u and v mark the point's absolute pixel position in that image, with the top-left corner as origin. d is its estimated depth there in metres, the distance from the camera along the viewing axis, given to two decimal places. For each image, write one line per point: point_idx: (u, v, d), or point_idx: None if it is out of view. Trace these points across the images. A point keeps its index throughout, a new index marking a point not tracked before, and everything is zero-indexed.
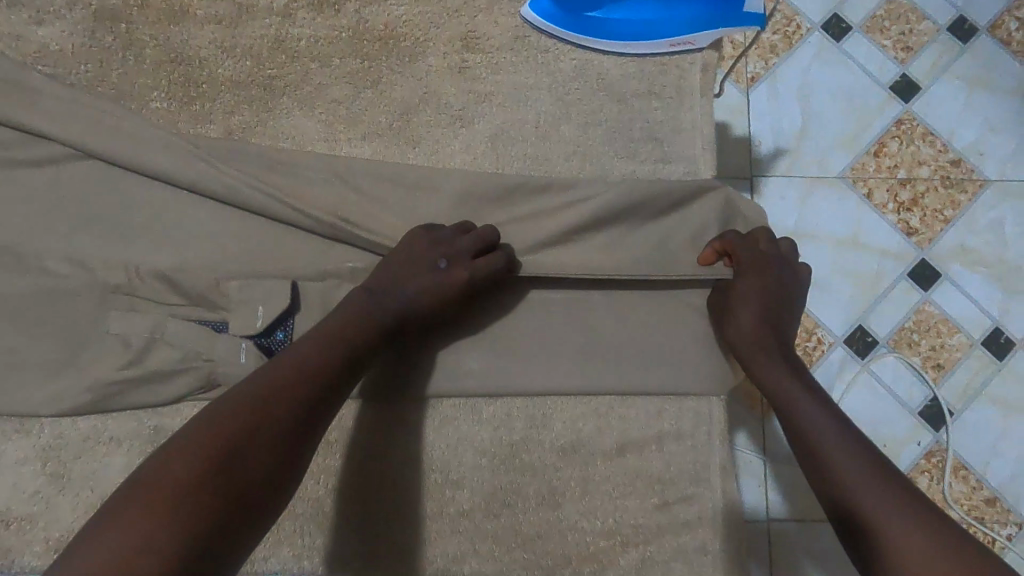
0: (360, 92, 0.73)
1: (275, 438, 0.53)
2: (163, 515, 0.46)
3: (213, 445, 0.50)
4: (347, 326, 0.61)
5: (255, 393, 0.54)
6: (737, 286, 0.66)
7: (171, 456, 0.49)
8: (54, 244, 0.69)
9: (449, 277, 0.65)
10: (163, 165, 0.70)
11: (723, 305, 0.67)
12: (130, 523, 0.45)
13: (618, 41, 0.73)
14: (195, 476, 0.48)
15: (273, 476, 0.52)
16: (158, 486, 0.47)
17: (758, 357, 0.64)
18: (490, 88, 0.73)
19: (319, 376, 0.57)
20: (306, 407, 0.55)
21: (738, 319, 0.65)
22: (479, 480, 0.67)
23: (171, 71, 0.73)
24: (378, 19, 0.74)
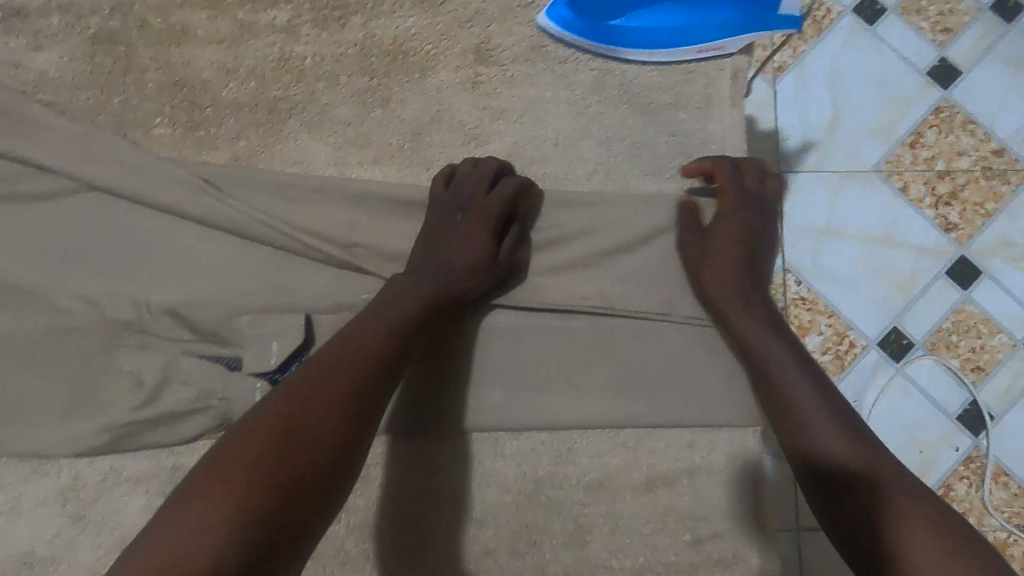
0: (369, 111, 0.70)
1: (325, 442, 0.51)
2: (227, 518, 0.46)
3: (267, 450, 0.49)
4: (369, 332, 0.58)
5: (303, 395, 0.53)
6: (720, 223, 0.66)
7: (229, 459, 0.49)
8: (60, 281, 0.68)
9: (478, 215, 0.65)
10: (169, 196, 0.67)
11: (695, 261, 0.65)
12: (193, 527, 0.45)
13: (643, 49, 0.68)
14: (253, 481, 0.48)
15: (328, 478, 0.51)
16: (222, 485, 0.48)
17: (738, 319, 0.62)
18: (506, 103, 0.69)
19: (362, 378, 0.55)
20: (355, 409, 0.54)
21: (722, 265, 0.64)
22: (504, 517, 0.65)
23: (174, 95, 0.70)
24: (386, 33, 0.70)
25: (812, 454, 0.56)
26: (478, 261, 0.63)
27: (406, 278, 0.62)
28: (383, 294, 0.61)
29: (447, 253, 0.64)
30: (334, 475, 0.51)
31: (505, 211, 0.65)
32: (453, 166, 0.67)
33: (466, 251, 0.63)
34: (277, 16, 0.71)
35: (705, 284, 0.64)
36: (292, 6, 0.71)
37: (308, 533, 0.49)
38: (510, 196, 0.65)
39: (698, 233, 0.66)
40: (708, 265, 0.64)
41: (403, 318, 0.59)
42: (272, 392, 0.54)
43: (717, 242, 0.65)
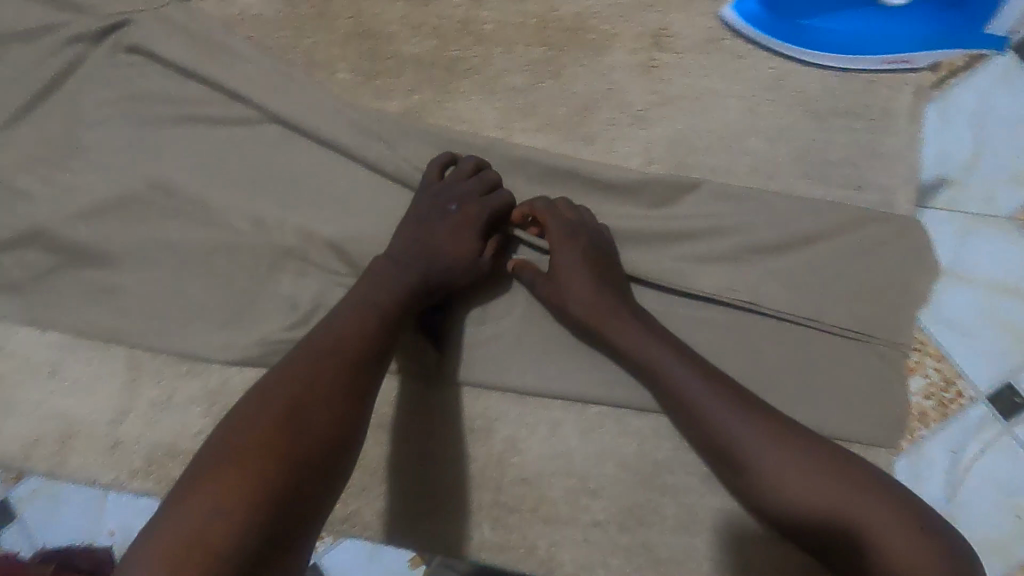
0: (540, 81, 0.72)
1: (320, 423, 0.51)
2: (234, 504, 0.45)
3: (263, 438, 0.49)
4: (357, 323, 0.57)
5: (291, 381, 0.53)
6: (558, 263, 0.64)
7: (223, 449, 0.48)
8: (237, 201, 0.73)
9: (465, 217, 0.65)
10: (345, 137, 0.72)
11: (614, 293, 0.63)
12: (198, 516, 0.45)
13: (828, 54, 0.68)
14: (253, 468, 0.47)
15: (327, 459, 0.50)
16: (214, 477, 0.47)
17: (619, 341, 0.62)
18: (677, 91, 0.70)
19: (352, 360, 0.55)
20: (346, 388, 0.53)
21: (571, 291, 0.63)
22: (617, 493, 0.66)
23: (359, 44, 0.75)
24: (568, 9, 0.72)
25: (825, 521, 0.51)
26: (453, 253, 0.64)
27: (379, 272, 0.62)
28: (352, 294, 0.61)
29: (437, 247, 0.64)
30: (335, 455, 0.50)
31: (496, 215, 0.66)
32: (445, 158, 0.68)
33: (457, 248, 0.65)
34: None
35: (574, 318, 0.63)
36: None
37: (310, 511, 0.48)
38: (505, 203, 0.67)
39: (610, 263, 0.64)
40: (561, 291, 0.64)
41: (383, 300, 0.60)
42: (258, 385, 0.53)
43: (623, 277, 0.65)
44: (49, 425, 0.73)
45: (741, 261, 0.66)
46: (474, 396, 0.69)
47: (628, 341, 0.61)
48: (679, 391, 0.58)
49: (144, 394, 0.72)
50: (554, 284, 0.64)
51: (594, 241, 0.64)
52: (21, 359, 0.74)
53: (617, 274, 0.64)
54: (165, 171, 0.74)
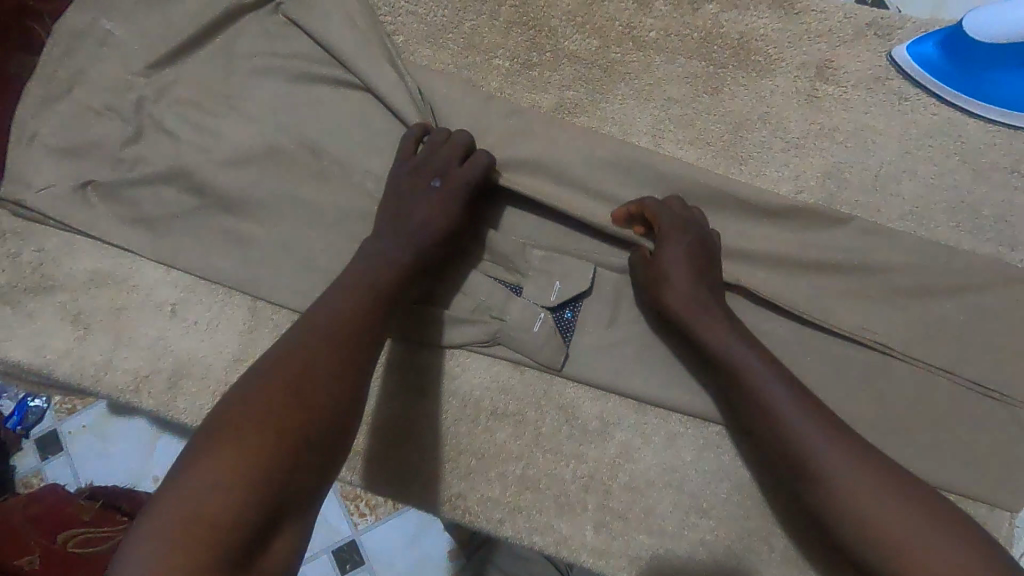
0: (697, 95, 0.72)
1: (320, 387, 0.49)
2: (234, 475, 0.43)
3: (262, 410, 0.47)
4: (356, 300, 0.57)
5: (289, 352, 0.51)
6: (662, 251, 0.62)
7: (226, 420, 0.46)
8: (380, 170, 0.74)
9: (449, 187, 0.65)
10: (497, 122, 0.72)
11: (710, 291, 0.61)
12: (195, 488, 0.43)
13: (997, 108, 0.67)
14: (254, 439, 0.45)
15: (325, 427, 0.48)
16: (218, 449, 0.44)
17: (707, 338, 0.59)
18: (835, 123, 0.70)
19: (351, 327, 0.54)
20: (343, 355, 0.52)
21: (674, 283, 0.60)
22: (727, 515, 0.65)
23: (520, 34, 0.75)
24: (734, 28, 0.73)
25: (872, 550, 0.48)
26: (443, 223, 0.64)
27: (376, 244, 0.62)
28: (350, 269, 0.60)
29: (412, 216, 0.64)
30: (334, 421, 0.49)
31: (474, 186, 0.65)
32: (419, 133, 0.68)
33: (430, 213, 0.64)
34: None
35: (670, 306, 0.61)
36: None
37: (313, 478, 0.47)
38: (483, 167, 0.66)
39: (707, 261, 0.62)
40: (670, 279, 0.61)
41: (376, 270, 0.60)
42: (257, 360, 0.52)
43: (717, 276, 0.62)
44: (163, 362, 0.73)
45: (885, 302, 0.65)
46: (592, 397, 0.69)
47: (718, 340, 0.58)
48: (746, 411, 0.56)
49: (262, 346, 0.73)
50: (654, 272, 0.62)
51: (697, 241, 0.62)
52: (145, 294, 0.75)
53: (715, 271, 0.63)
54: (312, 131, 0.75)
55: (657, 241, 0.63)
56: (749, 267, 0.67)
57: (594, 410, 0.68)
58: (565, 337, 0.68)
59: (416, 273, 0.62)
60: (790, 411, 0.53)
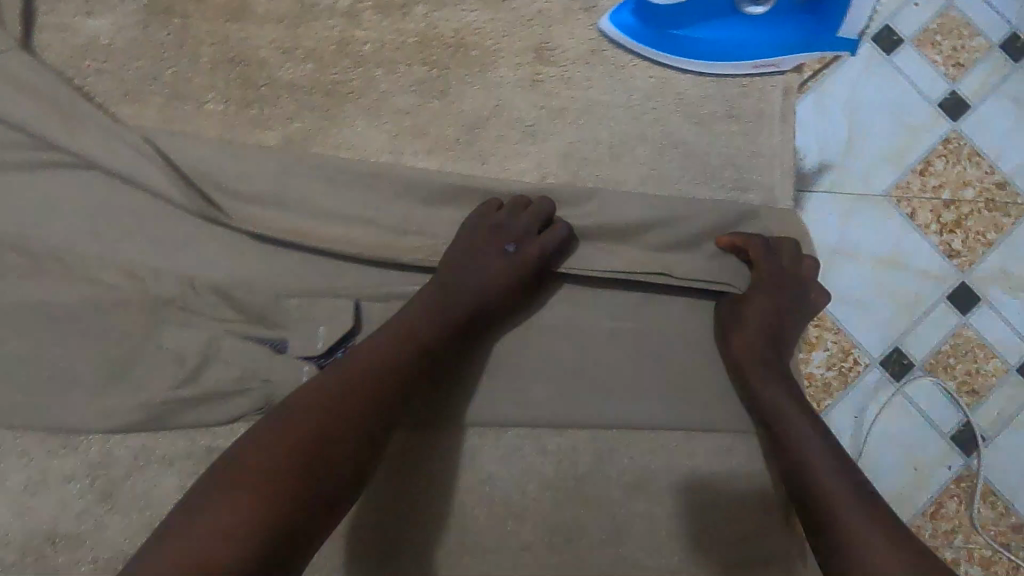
0: (427, 102, 0.70)
1: (342, 453, 0.52)
2: (247, 525, 0.46)
3: (282, 465, 0.49)
4: (395, 358, 0.58)
5: (327, 398, 0.53)
6: (754, 300, 0.65)
7: (250, 465, 0.49)
8: (104, 251, 0.66)
9: (520, 260, 0.64)
10: (219, 172, 0.66)
11: (774, 334, 0.65)
12: (214, 535, 0.45)
13: (700, 61, 0.69)
14: (270, 492, 0.47)
15: (337, 482, 0.51)
16: (237, 493, 0.47)
17: (753, 386, 0.63)
18: (564, 104, 0.70)
19: (380, 392, 0.56)
20: (371, 415, 0.54)
21: (746, 327, 0.65)
22: (541, 514, 0.66)
23: (229, 72, 0.69)
24: (447, 26, 0.71)
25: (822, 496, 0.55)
26: (505, 298, 0.64)
27: (433, 306, 0.62)
28: (397, 318, 0.61)
29: (477, 283, 0.64)
30: (340, 487, 0.51)
31: (547, 257, 0.65)
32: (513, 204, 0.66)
33: (496, 281, 0.64)
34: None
35: (733, 350, 0.65)
36: None
37: (310, 541, 0.48)
38: (560, 238, 0.65)
39: (794, 312, 0.67)
40: (749, 317, 0.65)
41: (429, 331, 0.60)
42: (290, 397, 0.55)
43: (789, 331, 0.67)
44: None
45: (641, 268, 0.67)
46: None
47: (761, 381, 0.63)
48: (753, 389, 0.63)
49: (11, 478, 0.64)
50: (736, 317, 0.66)
51: (783, 296, 0.66)
52: None
53: (790, 325, 0.67)
54: (12, 225, 0.66)
55: (750, 291, 0.67)
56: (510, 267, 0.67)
57: (392, 447, 0.66)
58: None
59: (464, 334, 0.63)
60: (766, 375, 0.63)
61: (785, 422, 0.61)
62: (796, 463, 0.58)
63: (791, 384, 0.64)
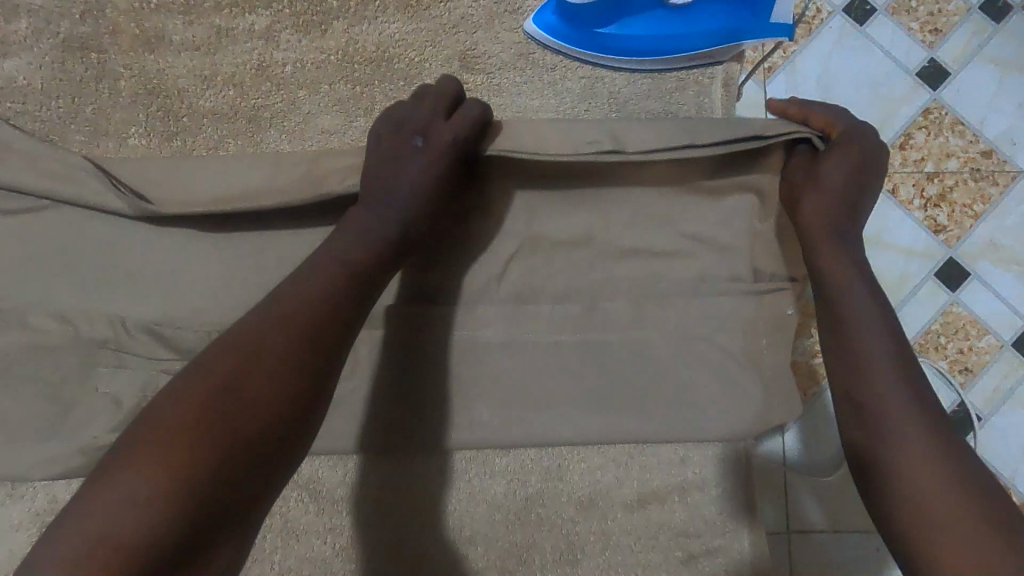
0: (352, 120, 0.68)
1: (270, 395, 0.48)
2: (158, 491, 0.42)
3: (196, 421, 0.45)
4: (316, 283, 0.54)
5: (250, 354, 0.49)
6: (829, 156, 0.60)
7: (159, 425, 0.45)
8: (35, 297, 0.65)
9: (431, 147, 0.60)
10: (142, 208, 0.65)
11: (850, 195, 0.60)
12: (115, 508, 0.41)
13: (632, 58, 0.67)
14: (185, 449, 0.44)
15: (265, 442, 0.47)
16: (142, 460, 0.43)
17: (825, 266, 0.58)
18: (492, 112, 0.68)
19: (308, 324, 0.52)
20: (305, 368, 0.50)
21: (823, 185, 0.59)
22: (493, 536, 0.64)
23: (148, 104, 0.68)
24: (369, 39, 0.68)
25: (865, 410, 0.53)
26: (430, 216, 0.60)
27: (364, 228, 0.58)
28: (325, 248, 0.57)
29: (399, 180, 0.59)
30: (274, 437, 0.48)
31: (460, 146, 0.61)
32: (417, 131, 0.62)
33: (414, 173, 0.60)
34: (257, 21, 0.69)
35: (805, 216, 0.60)
36: (272, 12, 0.69)
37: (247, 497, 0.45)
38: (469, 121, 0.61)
39: (877, 165, 0.61)
40: (824, 176, 0.59)
41: (366, 256, 0.57)
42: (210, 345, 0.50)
43: (871, 188, 0.60)
44: None
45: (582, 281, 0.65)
46: (333, 465, 0.65)
47: (831, 262, 0.58)
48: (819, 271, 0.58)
49: None
50: (807, 178, 0.60)
51: (857, 150, 0.61)
52: None
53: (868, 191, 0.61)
54: None
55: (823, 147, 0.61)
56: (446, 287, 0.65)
57: (338, 477, 0.65)
58: None
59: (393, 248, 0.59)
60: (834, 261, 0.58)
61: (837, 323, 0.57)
62: (844, 370, 0.56)
63: (862, 266, 0.59)
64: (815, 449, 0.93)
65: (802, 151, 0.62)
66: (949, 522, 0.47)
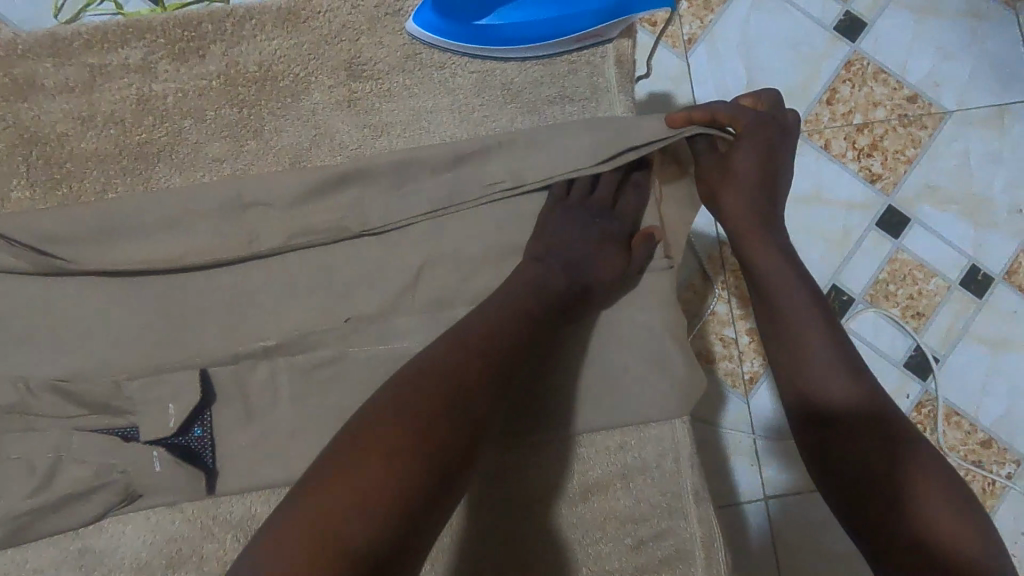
0: (243, 144, 0.66)
1: (468, 418, 0.50)
2: (376, 496, 0.44)
3: (403, 436, 0.46)
4: (500, 317, 0.56)
5: (439, 374, 0.51)
6: (738, 155, 0.65)
7: (372, 434, 0.47)
8: None
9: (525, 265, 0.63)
10: (31, 262, 0.62)
11: (765, 186, 0.65)
12: (341, 510, 0.43)
13: (520, 46, 0.67)
14: (396, 462, 0.45)
15: (460, 461, 0.48)
16: (362, 466, 0.45)
17: (760, 265, 0.65)
18: (386, 118, 0.67)
19: (494, 353, 0.54)
20: (493, 392, 0.52)
21: (739, 187, 0.65)
22: (439, 553, 0.61)
23: (28, 153, 0.65)
24: (250, 59, 0.66)
25: (822, 406, 0.59)
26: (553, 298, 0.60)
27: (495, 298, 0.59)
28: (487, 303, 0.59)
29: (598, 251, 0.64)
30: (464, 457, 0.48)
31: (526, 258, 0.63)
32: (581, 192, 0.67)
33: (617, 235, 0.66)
34: (131, 54, 0.66)
35: (729, 213, 0.66)
36: (145, 42, 0.66)
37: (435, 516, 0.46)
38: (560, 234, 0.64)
39: (781, 150, 0.66)
40: (739, 175, 0.64)
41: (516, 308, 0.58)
42: (405, 365, 0.53)
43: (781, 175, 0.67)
44: None
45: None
46: (264, 501, 0.62)
47: (770, 270, 0.64)
48: (757, 280, 0.65)
49: None
50: (722, 175, 0.65)
51: (764, 142, 0.65)
52: None
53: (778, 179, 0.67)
54: None
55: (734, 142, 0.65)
56: (361, 303, 0.64)
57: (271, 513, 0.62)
58: (206, 458, 0.62)
59: (550, 331, 0.59)
60: (781, 280, 0.64)
61: (783, 322, 0.63)
62: (803, 381, 0.61)
63: (790, 256, 0.66)
64: (777, 414, 0.95)
65: (705, 147, 0.66)
66: (925, 524, 0.52)
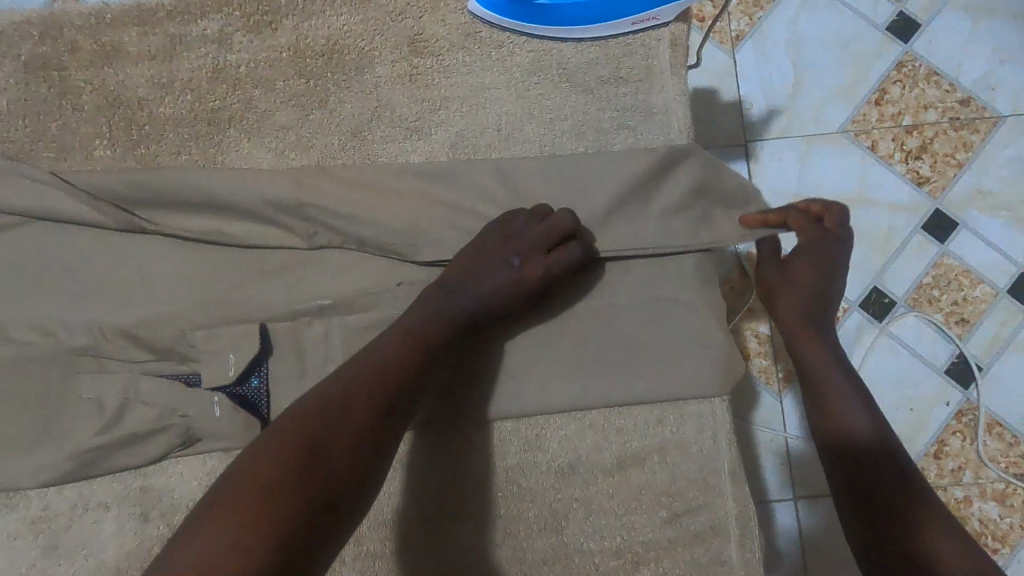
0: (309, 113, 0.70)
1: (348, 445, 0.52)
2: (248, 523, 0.45)
3: (281, 464, 0.49)
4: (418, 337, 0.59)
5: (327, 403, 0.53)
6: (797, 265, 0.69)
7: (250, 466, 0.49)
8: (16, 311, 0.67)
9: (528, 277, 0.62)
10: (109, 216, 0.66)
11: (823, 288, 0.69)
12: (209, 543, 0.44)
13: (576, 28, 0.68)
14: (272, 490, 0.47)
15: (346, 482, 0.51)
16: (237, 496, 0.47)
17: (805, 352, 0.68)
18: (444, 93, 0.70)
19: (392, 375, 0.56)
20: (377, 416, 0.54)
21: (795, 290, 0.69)
22: (477, 510, 0.64)
23: (111, 115, 0.70)
24: (318, 33, 0.70)
25: (846, 450, 0.64)
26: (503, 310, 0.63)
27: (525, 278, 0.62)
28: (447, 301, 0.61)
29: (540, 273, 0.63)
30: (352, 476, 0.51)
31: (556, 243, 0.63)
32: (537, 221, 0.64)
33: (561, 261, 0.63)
34: (208, 26, 0.70)
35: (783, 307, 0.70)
36: (223, 15, 0.70)
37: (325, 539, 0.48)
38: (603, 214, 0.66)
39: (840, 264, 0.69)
40: (798, 276, 0.69)
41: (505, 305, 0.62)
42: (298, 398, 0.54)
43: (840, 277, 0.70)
44: None
45: (489, 300, 0.62)
46: None
47: (813, 350, 0.68)
48: (800, 357, 0.69)
49: None
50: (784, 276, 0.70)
51: (826, 254, 0.68)
52: None
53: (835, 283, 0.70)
54: None
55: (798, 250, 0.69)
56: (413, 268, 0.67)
57: None
58: (262, 407, 0.65)
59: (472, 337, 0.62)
60: (818, 342, 0.68)
61: (816, 380, 0.67)
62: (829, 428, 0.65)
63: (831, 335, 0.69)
64: None
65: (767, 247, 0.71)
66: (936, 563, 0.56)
